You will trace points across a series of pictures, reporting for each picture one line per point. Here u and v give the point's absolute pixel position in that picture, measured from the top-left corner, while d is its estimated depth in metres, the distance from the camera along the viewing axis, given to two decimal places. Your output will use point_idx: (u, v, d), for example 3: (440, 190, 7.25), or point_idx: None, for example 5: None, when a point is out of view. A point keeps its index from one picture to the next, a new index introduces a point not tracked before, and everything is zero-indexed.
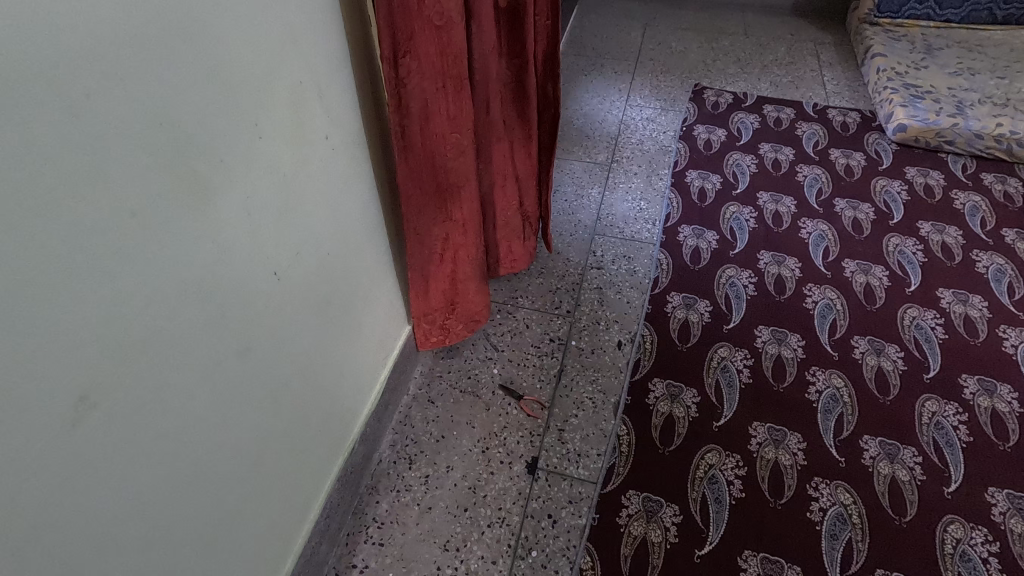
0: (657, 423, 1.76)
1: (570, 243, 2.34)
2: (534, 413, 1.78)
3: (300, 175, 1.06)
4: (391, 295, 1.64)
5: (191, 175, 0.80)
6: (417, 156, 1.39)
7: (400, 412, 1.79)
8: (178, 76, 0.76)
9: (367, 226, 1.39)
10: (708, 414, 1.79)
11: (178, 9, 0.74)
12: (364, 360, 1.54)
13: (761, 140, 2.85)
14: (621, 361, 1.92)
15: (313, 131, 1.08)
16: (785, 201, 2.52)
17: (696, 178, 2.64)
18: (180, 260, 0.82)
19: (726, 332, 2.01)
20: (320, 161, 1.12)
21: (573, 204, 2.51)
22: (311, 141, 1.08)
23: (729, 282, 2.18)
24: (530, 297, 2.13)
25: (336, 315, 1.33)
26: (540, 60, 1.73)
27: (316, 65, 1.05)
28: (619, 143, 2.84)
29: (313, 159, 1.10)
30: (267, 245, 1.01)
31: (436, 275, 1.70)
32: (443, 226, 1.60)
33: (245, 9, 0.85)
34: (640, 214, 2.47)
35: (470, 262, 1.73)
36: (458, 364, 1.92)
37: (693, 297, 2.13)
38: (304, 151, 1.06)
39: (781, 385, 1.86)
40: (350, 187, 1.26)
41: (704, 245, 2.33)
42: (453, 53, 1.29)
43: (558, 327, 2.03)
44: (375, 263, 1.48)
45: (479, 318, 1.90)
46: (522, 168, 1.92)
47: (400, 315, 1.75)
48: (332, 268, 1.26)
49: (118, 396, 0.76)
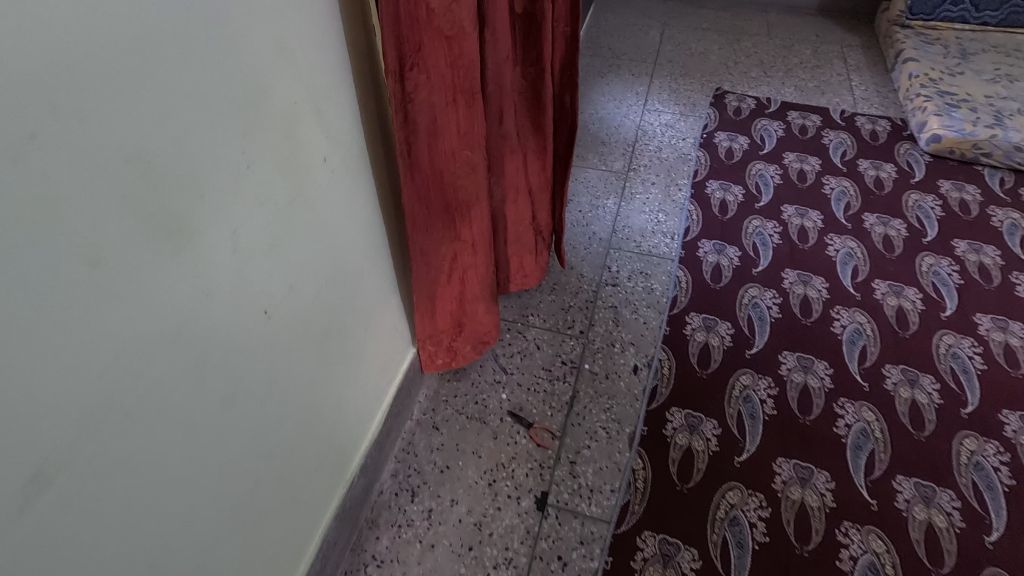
0: (675, 457, 1.66)
1: (584, 257, 2.24)
2: (544, 444, 1.69)
3: (296, 202, 0.97)
4: (396, 318, 1.55)
5: (168, 215, 0.71)
6: (426, 174, 1.29)
7: (403, 438, 1.70)
8: (153, 103, 0.66)
9: (370, 250, 1.29)
10: (729, 447, 1.68)
11: (153, 27, 0.64)
12: (367, 389, 1.45)
13: (785, 149, 2.72)
14: (637, 387, 1.82)
15: (311, 155, 0.98)
16: (812, 215, 2.40)
17: (717, 189, 2.52)
18: (156, 309, 0.72)
19: (748, 358, 1.90)
20: (318, 187, 1.02)
21: (587, 215, 2.41)
22: (308, 165, 0.98)
23: (752, 303, 2.07)
24: (541, 315, 2.03)
25: (336, 347, 1.23)
26: (557, 67, 1.62)
27: (315, 81, 0.95)
28: (636, 150, 2.72)
29: (310, 184, 1.00)
30: (258, 283, 0.91)
31: (444, 296, 1.60)
32: (451, 247, 1.50)
33: (234, 24, 0.76)
34: (658, 227, 2.36)
35: (481, 282, 1.63)
36: (465, 387, 1.82)
37: (713, 319, 2.02)
38: (300, 177, 0.96)
39: (807, 418, 1.75)
40: (353, 210, 1.16)
41: (726, 262, 2.22)
42: (465, 64, 1.18)
43: (570, 349, 1.93)
44: (379, 287, 1.39)
45: (489, 340, 1.80)
46: (537, 181, 1.81)
47: (405, 338, 1.66)
48: (332, 298, 1.17)
49: (79, 468, 0.66)
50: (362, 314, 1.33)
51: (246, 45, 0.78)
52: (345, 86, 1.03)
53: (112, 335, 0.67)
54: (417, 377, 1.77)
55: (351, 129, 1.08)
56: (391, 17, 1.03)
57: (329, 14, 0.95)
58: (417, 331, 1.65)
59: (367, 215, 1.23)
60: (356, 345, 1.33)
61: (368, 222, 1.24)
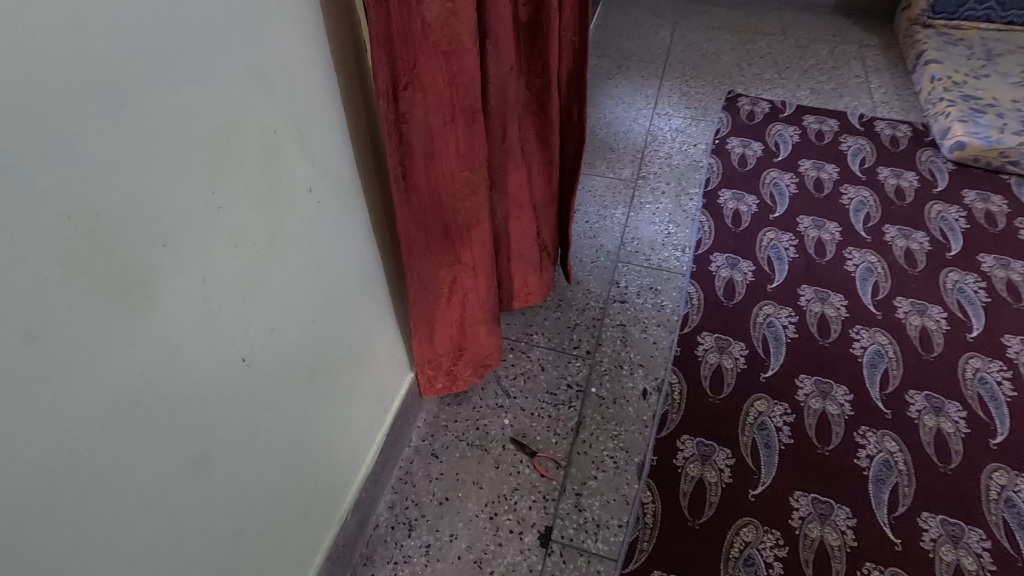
0: (686, 490, 1.57)
1: (591, 271, 2.15)
2: (548, 474, 1.61)
3: (276, 238, 0.88)
4: (392, 343, 1.47)
5: (122, 271, 0.63)
6: (423, 197, 1.21)
7: (401, 467, 1.63)
8: (99, 148, 0.58)
9: (363, 278, 1.21)
10: (743, 479, 1.59)
11: (97, 62, 0.56)
12: (360, 421, 1.37)
13: (801, 155, 2.61)
14: (646, 413, 1.74)
15: (293, 186, 0.90)
16: (829, 227, 2.29)
17: (730, 199, 2.42)
18: (111, 374, 0.64)
19: (763, 382, 1.81)
20: (303, 219, 0.94)
21: (594, 226, 2.31)
22: (291, 197, 0.90)
23: (767, 322, 1.97)
24: (545, 334, 1.95)
25: (326, 383, 1.15)
26: (563, 77, 1.53)
27: (297, 106, 0.86)
28: (646, 157, 2.62)
29: (294, 218, 0.91)
30: (235, 330, 0.83)
31: (444, 320, 1.52)
32: (451, 270, 1.41)
33: (198, 52, 0.67)
34: (668, 239, 2.26)
35: (483, 305, 1.55)
36: (466, 412, 1.75)
37: (726, 339, 1.93)
38: (282, 211, 0.88)
39: (826, 448, 1.65)
40: (342, 239, 1.08)
41: (739, 277, 2.12)
42: (464, 81, 1.10)
43: (576, 371, 1.85)
44: (373, 316, 1.31)
45: (490, 362, 1.72)
46: (541, 196, 1.73)
47: (402, 363, 1.58)
48: (320, 333, 1.08)
49: (20, 561, 0.59)
50: (355, 346, 1.25)
51: (213, 73, 0.70)
52: (332, 108, 0.95)
53: (58, 409, 0.59)
54: (415, 402, 1.70)
55: (339, 155, 1.00)
56: (383, 32, 0.95)
57: (312, 32, 0.87)
58: (415, 356, 1.57)
59: (359, 242, 1.14)
60: (348, 378, 1.25)
61: (360, 249, 1.15)
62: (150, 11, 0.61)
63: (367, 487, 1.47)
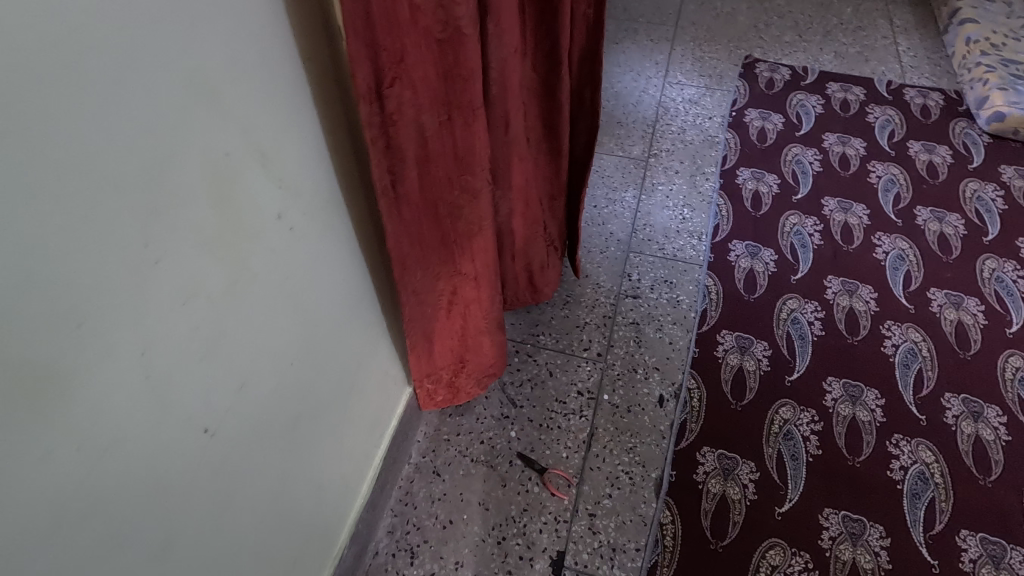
0: (708, 509, 1.47)
1: (601, 263, 1.99)
2: (559, 493, 1.50)
3: (238, 278, 0.72)
4: (387, 360, 1.33)
5: (25, 362, 0.48)
6: (416, 207, 1.04)
7: (399, 485, 1.51)
8: None
9: (350, 300, 1.05)
10: (769, 496, 1.49)
11: None
12: (355, 451, 1.24)
13: (825, 128, 2.42)
14: (663, 423, 1.61)
15: (259, 216, 0.74)
16: (856, 209, 2.13)
17: (749, 179, 2.24)
18: (24, 491, 0.50)
19: (788, 386, 1.68)
20: (273, 254, 0.78)
21: (604, 212, 2.14)
22: (255, 229, 0.73)
23: (792, 318, 1.83)
24: (552, 335, 1.81)
25: (313, 422, 1.01)
26: (574, 55, 1.34)
27: (256, 119, 0.70)
28: (657, 132, 2.42)
29: (261, 254, 0.76)
30: (195, 399, 0.69)
31: (444, 332, 1.37)
32: (450, 282, 1.26)
33: (112, 66, 0.51)
34: (683, 226, 2.10)
35: (486, 315, 1.40)
36: (469, 423, 1.62)
37: (748, 338, 1.79)
38: (243, 245, 0.72)
39: (857, 460, 1.54)
40: (321, 263, 0.92)
41: (760, 267, 1.97)
42: (462, 72, 0.92)
43: (587, 376, 1.71)
44: (364, 338, 1.16)
45: (495, 372, 1.58)
46: (548, 187, 1.55)
47: (399, 378, 1.44)
48: (303, 371, 0.94)
49: None
50: (345, 375, 1.11)
51: (134, 91, 0.54)
52: (302, 115, 0.78)
53: None
54: (414, 415, 1.57)
55: (314, 168, 0.83)
56: (361, 16, 0.77)
57: (269, 20, 0.69)
58: (412, 371, 1.43)
59: (342, 263, 0.98)
60: (338, 410, 1.11)
61: (344, 270, 1.00)
62: (31, 18, 0.44)
63: (364, 515, 1.36)
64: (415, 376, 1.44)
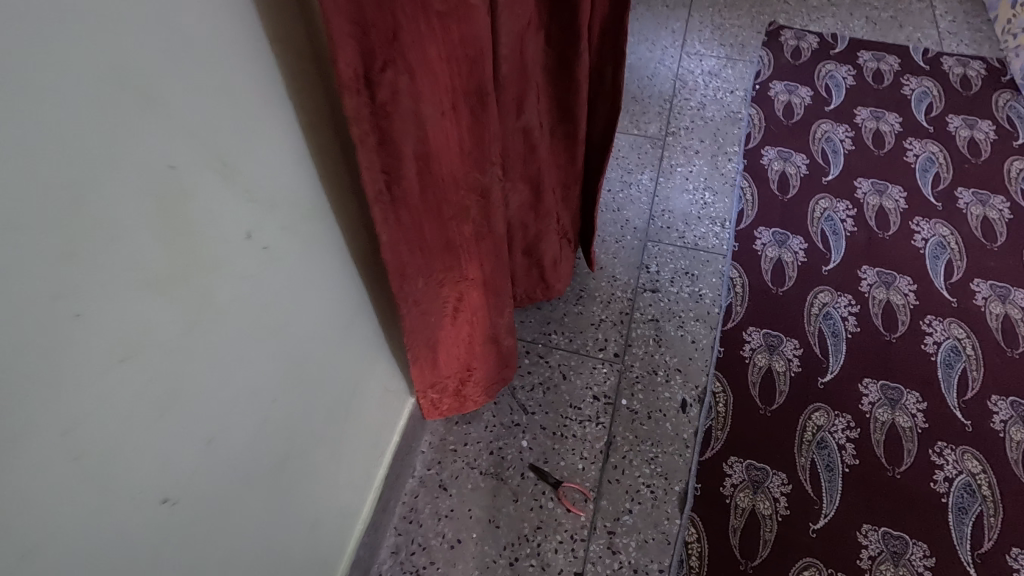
0: (737, 525, 1.36)
1: (617, 254, 1.85)
2: (576, 509, 1.39)
3: (197, 316, 0.59)
4: (388, 374, 1.20)
5: None
6: (416, 210, 0.90)
7: (403, 501, 1.41)
8: None
9: (342, 319, 0.92)
10: (803, 511, 1.38)
11: None
12: (354, 476, 1.13)
13: (856, 102, 2.24)
14: (687, 430, 1.50)
15: (221, 241, 0.60)
16: (892, 191, 1.97)
17: (775, 159, 2.08)
18: None
19: (822, 388, 1.56)
20: (243, 283, 0.65)
21: (619, 197, 1.99)
22: (218, 256, 0.60)
23: (824, 313, 1.70)
24: (565, 334, 1.68)
25: (304, 459, 0.89)
26: (592, 27, 1.18)
27: (208, 123, 0.55)
28: (675, 108, 2.25)
29: (228, 286, 0.62)
30: (149, 470, 0.56)
31: (449, 340, 1.24)
32: (455, 288, 1.12)
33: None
34: (704, 212, 1.94)
35: (496, 319, 1.27)
36: (477, 433, 1.51)
37: (776, 336, 1.66)
38: (203, 276, 0.58)
39: (897, 470, 1.43)
40: (305, 284, 0.78)
41: (789, 256, 1.83)
42: (467, 49, 0.77)
43: (604, 379, 1.59)
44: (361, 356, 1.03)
45: (505, 376, 1.46)
46: (561, 175, 1.40)
47: (400, 390, 1.32)
48: (288, 407, 0.81)
49: None
50: (339, 400, 0.98)
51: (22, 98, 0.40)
52: (271, 112, 0.64)
53: None
54: (418, 425, 1.46)
55: (291, 173, 0.69)
56: None
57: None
58: (415, 382, 1.30)
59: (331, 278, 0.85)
60: (333, 438, 0.99)
61: (334, 287, 0.86)
62: None
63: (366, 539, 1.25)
64: (418, 386, 1.32)
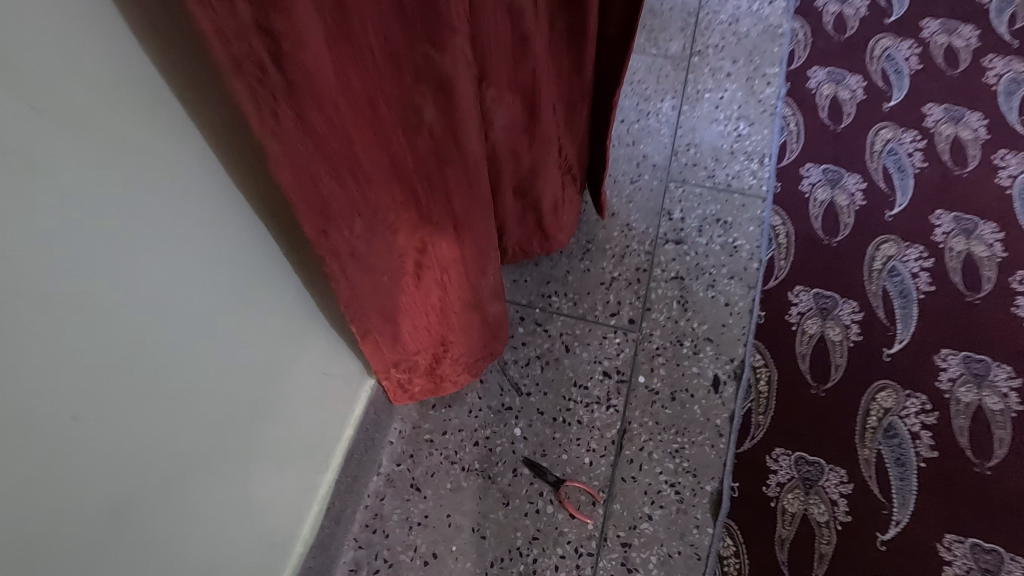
0: (786, 536, 1.08)
1: (632, 197, 1.51)
2: (581, 515, 1.11)
3: None
4: (321, 349, 0.91)
5: None
6: (333, 106, 0.58)
7: (366, 504, 1.13)
8: None
9: (216, 275, 0.66)
10: (868, 517, 1.09)
11: None
12: (279, 482, 0.87)
13: (923, 12, 1.84)
14: (720, 415, 1.20)
15: None
16: (970, 119, 1.60)
17: (824, 81, 1.70)
18: None
19: (888, 361, 1.25)
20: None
21: (634, 129, 1.64)
22: None
23: (889, 268, 1.37)
24: (568, 296, 1.37)
25: (166, 475, 0.64)
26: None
27: None
28: (702, 22, 1.86)
29: None
30: None
31: (415, 305, 0.93)
32: (414, 236, 0.81)
33: None
34: (738, 146, 1.59)
35: (477, 276, 0.96)
36: (460, 419, 1.22)
37: (830, 296, 1.34)
38: None
39: (987, 465, 1.13)
40: (111, 222, 0.52)
41: (844, 199, 1.49)
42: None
43: (618, 352, 1.29)
44: (266, 325, 0.77)
45: (495, 348, 1.16)
46: (562, 84, 1.06)
47: (352, 370, 1.03)
48: (111, 402, 0.56)
49: None
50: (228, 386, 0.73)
51: None
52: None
53: None
54: (385, 410, 1.17)
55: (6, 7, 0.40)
56: None
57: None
58: (372, 361, 1.00)
59: (174, 208, 0.58)
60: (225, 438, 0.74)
61: (173, 225, 0.58)
62: None
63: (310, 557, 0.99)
64: (378, 365, 1.02)
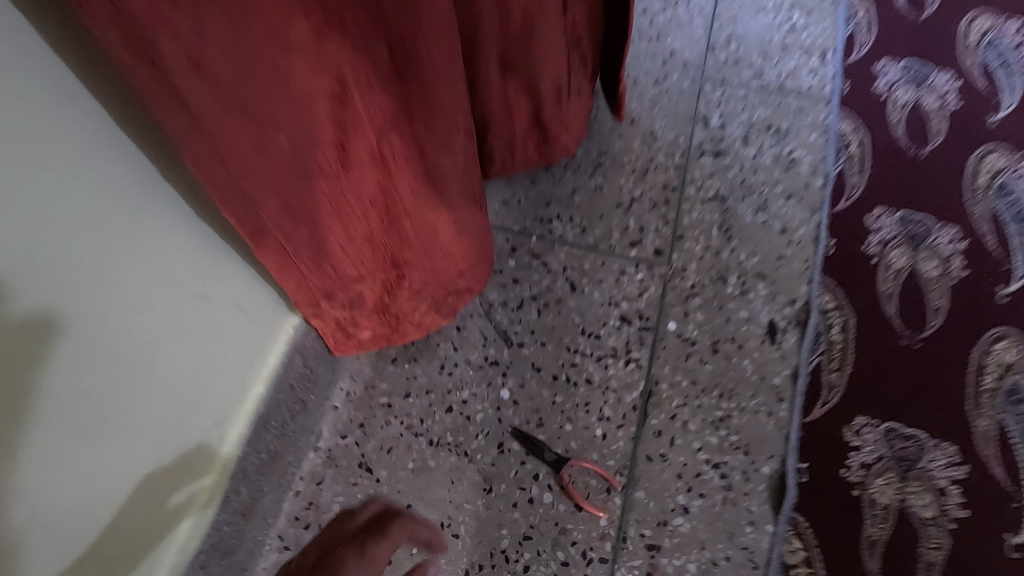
0: (876, 538, 0.78)
1: (657, 100, 1.17)
2: (590, 507, 0.81)
3: None
4: (195, 257, 0.60)
5: None
6: None
7: (298, 490, 0.84)
8: None
9: None
10: (991, 513, 0.79)
11: None
12: (134, 462, 0.58)
13: None
14: (778, 373, 0.89)
15: None
16: None
17: None
18: None
19: (1006, 304, 0.93)
20: None
21: (659, 18, 1.28)
22: None
23: (998, 185, 1.04)
24: (574, 221, 1.05)
25: None
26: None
27: None
28: None
29: None
30: None
31: (343, 197, 0.61)
32: (325, 61, 0.49)
33: None
34: (794, 37, 1.24)
35: (435, 154, 0.64)
36: (428, 378, 0.92)
37: (922, 220, 1.01)
38: None
39: None
40: None
41: (932, 102, 1.13)
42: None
43: (640, 292, 0.97)
44: (132, 240, 0.53)
45: (471, 276, 0.85)
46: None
47: (255, 300, 0.71)
48: None
49: None
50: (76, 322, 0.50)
51: None
52: None
53: None
54: (325, 363, 0.86)
55: None
56: None
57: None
58: (289, 285, 0.69)
59: None
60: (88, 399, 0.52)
61: None
62: None
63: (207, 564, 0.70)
64: (300, 293, 0.71)
